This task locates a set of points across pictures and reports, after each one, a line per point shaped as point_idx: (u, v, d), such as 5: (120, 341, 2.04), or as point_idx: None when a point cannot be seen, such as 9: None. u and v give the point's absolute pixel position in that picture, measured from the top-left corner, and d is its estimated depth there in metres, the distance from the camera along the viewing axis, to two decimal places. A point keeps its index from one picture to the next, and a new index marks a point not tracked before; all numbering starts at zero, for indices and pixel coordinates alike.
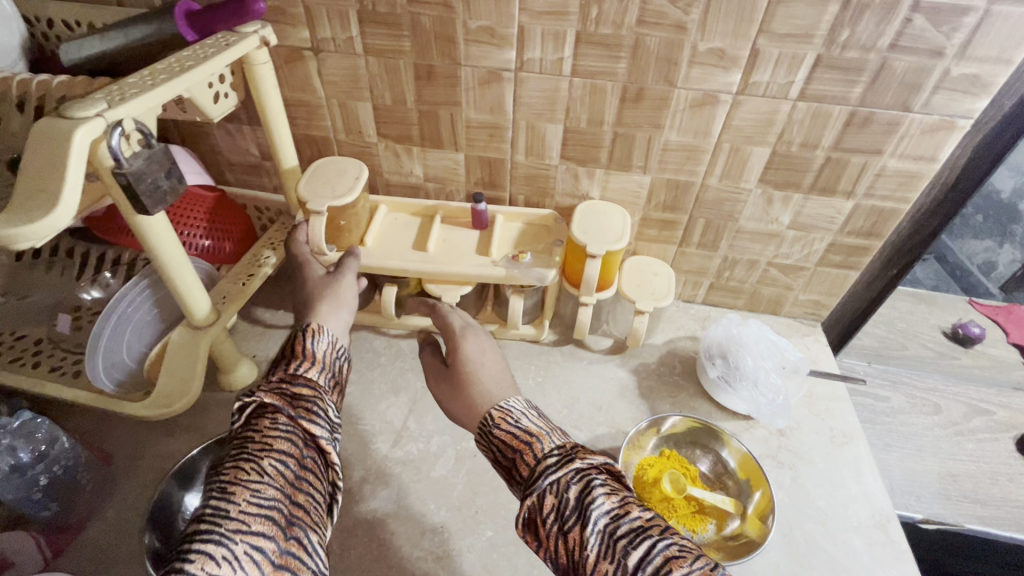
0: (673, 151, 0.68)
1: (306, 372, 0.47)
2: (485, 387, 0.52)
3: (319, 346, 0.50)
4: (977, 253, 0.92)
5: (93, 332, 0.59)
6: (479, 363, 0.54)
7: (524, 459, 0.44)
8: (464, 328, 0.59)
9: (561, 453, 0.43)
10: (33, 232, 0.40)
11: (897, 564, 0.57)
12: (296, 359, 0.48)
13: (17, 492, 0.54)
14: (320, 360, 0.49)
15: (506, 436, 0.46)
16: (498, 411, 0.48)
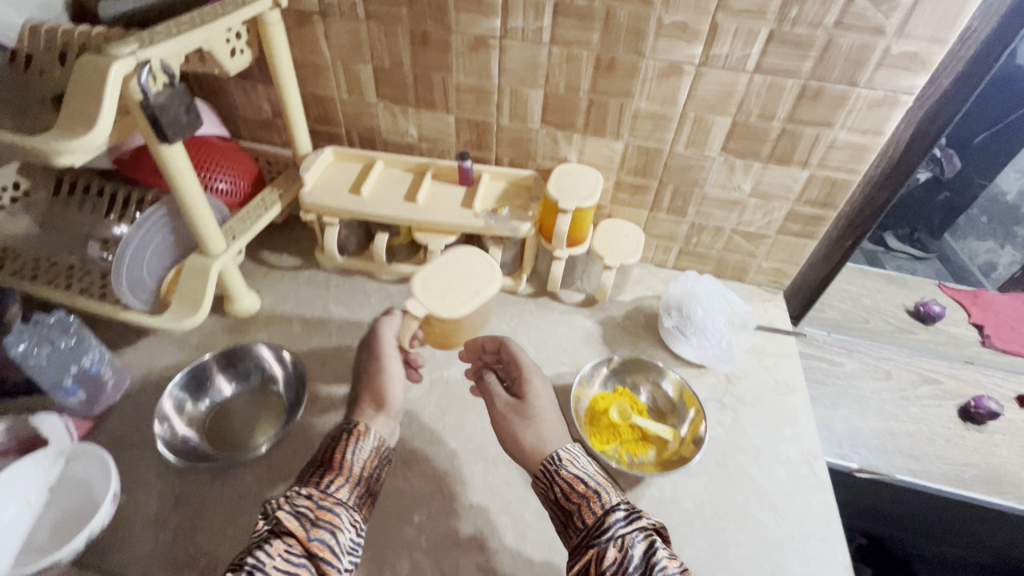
0: (643, 119, 0.74)
1: (338, 487, 0.51)
2: (546, 428, 0.56)
3: (357, 456, 0.54)
4: (980, 252, 1.12)
5: (120, 253, 0.67)
6: (543, 404, 0.58)
7: (589, 509, 0.48)
8: (533, 366, 0.62)
9: (627, 510, 0.48)
10: (77, 146, 0.49)
11: (816, 492, 0.64)
12: (331, 468, 0.52)
13: (52, 377, 0.61)
14: (354, 469, 0.53)
15: (573, 482, 0.51)
16: (566, 453, 0.54)
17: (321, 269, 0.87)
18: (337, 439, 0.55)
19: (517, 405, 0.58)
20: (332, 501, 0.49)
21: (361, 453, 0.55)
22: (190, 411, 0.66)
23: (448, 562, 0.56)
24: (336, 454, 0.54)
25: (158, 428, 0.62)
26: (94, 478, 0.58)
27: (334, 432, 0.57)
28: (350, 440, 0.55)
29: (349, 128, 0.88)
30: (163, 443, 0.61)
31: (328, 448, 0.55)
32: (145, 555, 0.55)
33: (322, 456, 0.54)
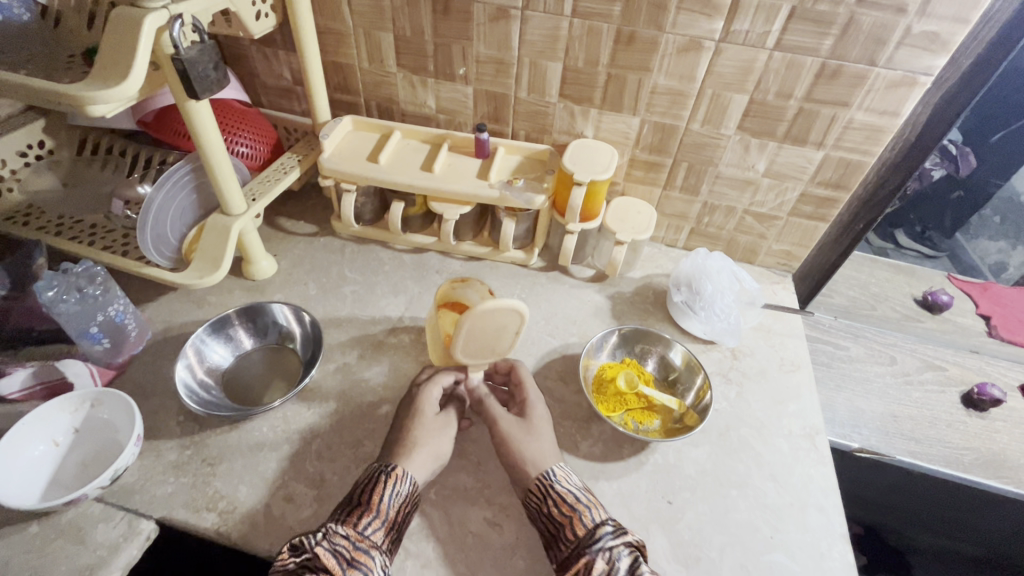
0: (661, 95, 0.75)
1: (372, 530, 0.51)
2: (544, 450, 0.59)
3: (392, 500, 0.53)
4: (991, 252, 1.10)
5: (144, 205, 0.68)
6: (543, 427, 0.61)
7: (579, 522, 0.52)
8: (535, 393, 0.64)
9: (614, 526, 0.52)
10: (110, 96, 0.51)
11: (816, 465, 0.65)
12: (365, 508, 0.52)
13: (78, 323, 0.64)
14: (387, 511, 0.53)
15: (564, 498, 0.54)
16: (559, 470, 0.57)
17: (337, 236, 0.89)
18: (373, 477, 0.55)
19: (519, 426, 0.61)
20: (369, 543, 0.50)
21: (397, 497, 0.54)
22: (208, 359, 0.68)
23: (456, 515, 0.57)
24: (371, 495, 0.53)
25: (180, 369, 0.64)
26: (119, 423, 0.60)
27: (371, 470, 0.56)
28: (387, 480, 0.54)
29: (367, 98, 0.89)
30: (183, 385, 0.63)
31: (363, 485, 0.54)
32: (165, 497, 0.57)
33: (356, 495, 0.54)
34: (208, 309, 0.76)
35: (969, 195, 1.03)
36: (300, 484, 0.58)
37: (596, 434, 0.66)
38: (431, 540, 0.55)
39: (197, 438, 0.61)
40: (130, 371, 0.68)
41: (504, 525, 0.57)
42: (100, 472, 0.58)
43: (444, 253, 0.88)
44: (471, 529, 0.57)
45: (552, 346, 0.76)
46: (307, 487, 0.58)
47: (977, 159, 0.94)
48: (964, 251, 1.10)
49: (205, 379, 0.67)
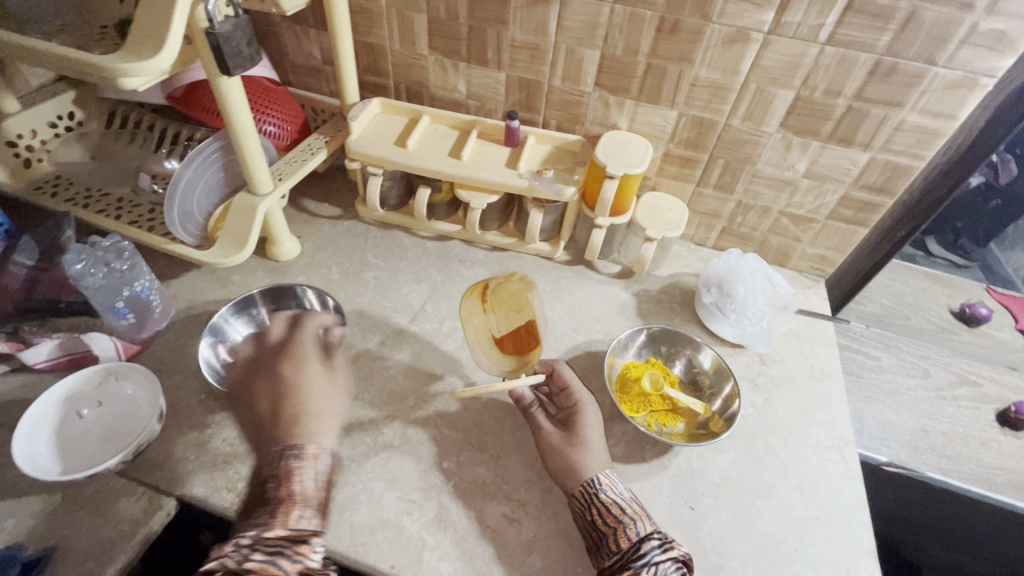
0: (702, 88, 0.72)
1: (322, 536, 0.51)
2: (596, 457, 0.57)
3: (324, 499, 0.53)
4: None
5: (172, 182, 0.68)
6: (593, 433, 0.59)
7: (624, 534, 0.51)
8: (585, 397, 0.62)
9: (660, 539, 0.51)
10: (145, 68, 0.50)
11: (845, 478, 0.63)
12: (289, 504, 0.51)
13: (105, 297, 0.64)
14: (316, 499, 0.52)
15: (610, 507, 0.53)
16: (606, 477, 0.55)
17: (360, 220, 0.88)
18: (279, 466, 0.53)
19: (568, 437, 0.59)
20: (309, 536, 0.50)
21: (318, 481, 0.54)
22: (231, 338, 0.69)
23: (474, 510, 0.57)
24: (289, 487, 0.52)
25: (204, 349, 0.65)
26: (142, 399, 0.60)
27: (270, 457, 0.54)
28: (299, 464, 0.53)
29: (397, 81, 0.87)
30: (206, 364, 0.64)
31: (273, 478, 0.52)
32: (185, 475, 0.57)
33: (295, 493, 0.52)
34: (231, 288, 0.76)
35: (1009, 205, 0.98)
36: None
37: (619, 434, 0.64)
38: (448, 532, 0.55)
39: (218, 418, 0.61)
40: (154, 347, 0.68)
41: (522, 522, 0.56)
42: (119, 446, 0.57)
43: (468, 243, 0.86)
44: (489, 524, 0.56)
45: (575, 342, 0.74)
46: None
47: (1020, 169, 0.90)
48: (998, 263, 1.06)
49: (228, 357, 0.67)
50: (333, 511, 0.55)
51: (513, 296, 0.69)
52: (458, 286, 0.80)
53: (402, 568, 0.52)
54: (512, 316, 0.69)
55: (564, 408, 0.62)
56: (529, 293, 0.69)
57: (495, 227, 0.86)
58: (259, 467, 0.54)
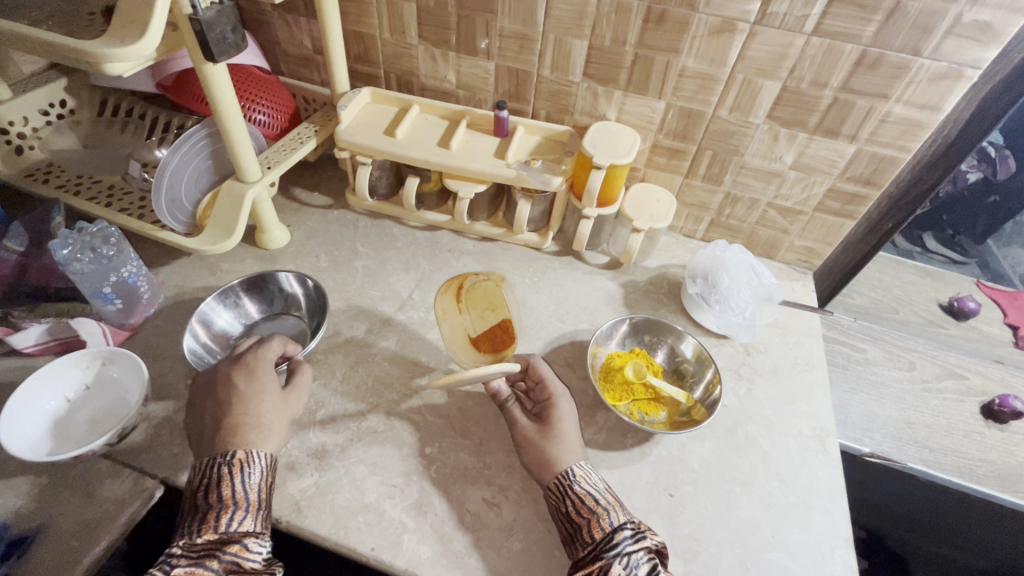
0: (689, 78, 0.72)
1: (241, 524, 0.49)
2: (571, 449, 0.57)
3: (244, 485, 0.51)
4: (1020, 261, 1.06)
5: (160, 169, 0.68)
6: (569, 425, 0.59)
7: (597, 525, 0.51)
8: (561, 390, 0.62)
9: (632, 528, 0.51)
10: (128, 54, 0.51)
11: (825, 467, 0.64)
12: (217, 508, 0.49)
13: (93, 283, 0.64)
14: (246, 497, 0.51)
15: (583, 498, 0.53)
16: (579, 468, 0.55)
17: (350, 210, 0.88)
18: (210, 472, 0.51)
19: (544, 430, 0.58)
20: (239, 536, 0.49)
21: (251, 480, 0.52)
22: (213, 323, 0.69)
23: (454, 495, 0.57)
24: (217, 492, 0.50)
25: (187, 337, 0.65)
26: (129, 383, 0.61)
27: (203, 466, 0.52)
28: (228, 468, 0.51)
29: (388, 70, 0.87)
30: (189, 351, 0.64)
31: (202, 484, 0.51)
32: (171, 458, 0.57)
33: (205, 489, 0.51)
34: (221, 275, 0.76)
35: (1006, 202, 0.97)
36: (303, 454, 0.59)
37: (601, 422, 0.65)
38: (428, 516, 0.55)
39: None
40: (143, 333, 0.68)
41: (503, 506, 0.57)
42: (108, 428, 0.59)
43: (457, 233, 0.87)
44: (470, 508, 0.56)
45: (560, 332, 0.75)
46: (309, 456, 0.59)
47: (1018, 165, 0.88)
48: (995, 260, 1.05)
49: (210, 344, 0.67)
50: (316, 494, 0.56)
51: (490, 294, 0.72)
52: (445, 276, 0.80)
53: (382, 550, 0.53)
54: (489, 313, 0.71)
55: (540, 402, 0.62)
56: (504, 289, 0.71)
57: (483, 217, 0.86)
58: (193, 477, 0.52)
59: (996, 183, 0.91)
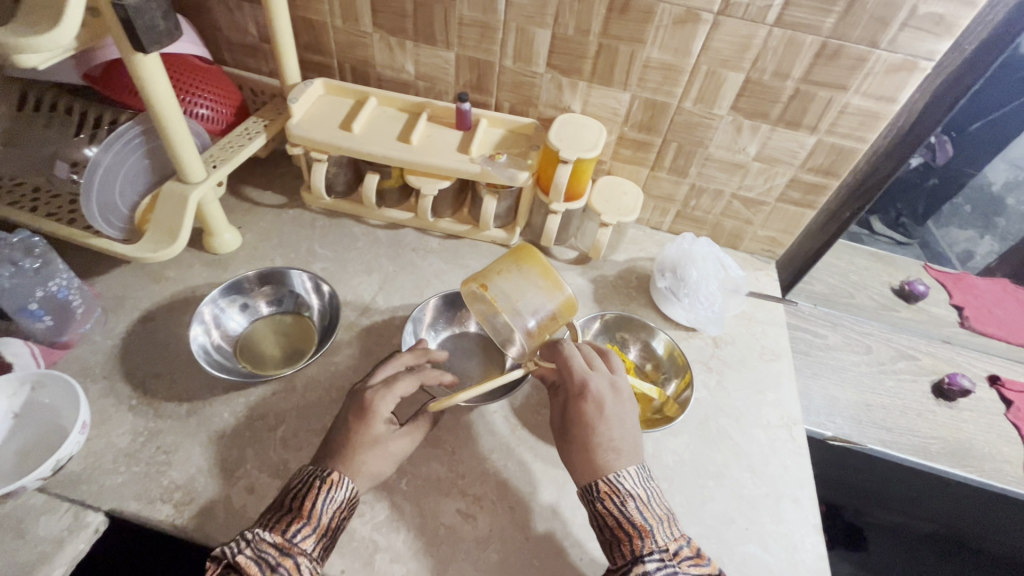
0: (654, 69, 0.71)
1: (300, 541, 0.45)
2: (609, 443, 0.53)
3: (326, 506, 0.48)
4: (959, 241, 1.11)
5: (90, 171, 0.62)
6: (607, 412, 0.54)
7: (625, 547, 0.48)
8: (583, 369, 0.56)
9: (664, 559, 0.47)
10: (41, 44, 0.45)
11: (792, 456, 0.65)
12: (295, 516, 0.47)
13: (17, 301, 0.59)
14: (322, 518, 0.47)
15: (610, 516, 0.50)
16: (607, 484, 0.51)
17: (306, 209, 0.84)
18: (307, 481, 0.49)
19: (576, 426, 0.54)
20: (296, 553, 0.45)
21: (331, 504, 0.48)
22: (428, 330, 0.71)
23: (428, 508, 0.55)
24: (302, 501, 0.48)
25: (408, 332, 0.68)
26: (62, 408, 0.56)
27: (304, 474, 0.50)
28: (319, 484, 0.49)
29: (341, 60, 0.82)
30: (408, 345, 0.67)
31: (296, 489, 0.49)
32: (116, 487, 0.53)
33: (291, 498, 0.48)
34: (165, 284, 0.71)
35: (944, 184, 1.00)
36: (264, 475, 0.55)
37: None
38: (402, 533, 0.53)
39: (151, 425, 0.57)
40: (78, 351, 0.63)
41: (478, 516, 0.55)
42: (41, 460, 0.53)
43: (421, 230, 0.84)
44: (444, 521, 0.55)
45: None
46: (270, 477, 0.55)
47: (955, 149, 0.90)
48: (934, 241, 1.10)
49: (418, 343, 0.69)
50: None
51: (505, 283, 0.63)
52: (411, 276, 0.77)
53: (353, 571, 0.51)
54: (512, 296, 0.62)
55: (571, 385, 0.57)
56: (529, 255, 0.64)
57: (448, 214, 0.83)
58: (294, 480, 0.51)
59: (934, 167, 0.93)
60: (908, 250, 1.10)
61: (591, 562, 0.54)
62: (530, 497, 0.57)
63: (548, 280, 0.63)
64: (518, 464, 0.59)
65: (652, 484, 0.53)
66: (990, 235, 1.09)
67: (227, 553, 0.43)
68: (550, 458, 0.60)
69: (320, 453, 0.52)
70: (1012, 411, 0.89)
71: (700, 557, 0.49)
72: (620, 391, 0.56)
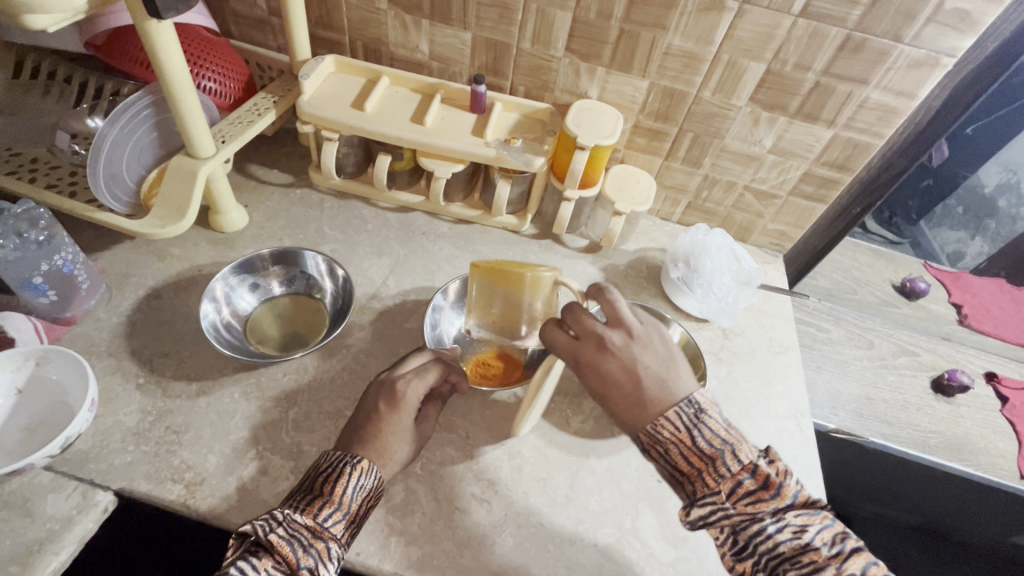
0: (674, 57, 0.70)
1: (332, 524, 0.45)
2: (627, 399, 0.52)
3: (355, 491, 0.48)
4: (949, 241, 1.10)
5: (96, 142, 0.60)
6: (610, 371, 0.53)
7: (686, 490, 0.49)
8: (564, 341, 0.55)
9: (717, 502, 0.47)
10: (52, 6, 0.44)
11: (801, 446, 0.66)
12: (326, 499, 0.46)
13: (19, 273, 0.57)
14: (351, 505, 0.47)
15: (662, 468, 0.51)
16: (647, 436, 0.51)
17: (314, 189, 0.82)
18: (336, 466, 0.49)
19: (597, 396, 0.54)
20: (327, 536, 0.45)
21: (360, 490, 0.48)
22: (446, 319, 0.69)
23: (442, 492, 0.55)
24: (334, 485, 0.47)
25: (428, 319, 0.66)
26: (69, 385, 0.54)
27: (333, 458, 0.49)
28: (349, 470, 0.48)
29: (353, 37, 0.80)
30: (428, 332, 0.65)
31: (324, 472, 0.48)
32: (124, 467, 0.52)
33: (318, 482, 0.48)
34: (170, 261, 0.69)
35: (938, 185, 0.99)
36: (277, 456, 0.54)
37: (588, 410, 0.63)
38: (417, 516, 0.53)
39: (160, 404, 0.56)
40: (83, 327, 0.61)
41: (492, 502, 0.55)
42: (46, 437, 0.52)
43: (431, 214, 0.82)
44: (459, 505, 0.54)
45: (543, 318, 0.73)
46: (283, 459, 0.54)
47: (950, 151, 0.90)
48: (926, 240, 1.10)
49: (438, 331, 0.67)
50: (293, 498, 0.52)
51: (480, 294, 0.63)
52: (421, 261, 0.76)
53: (369, 555, 0.50)
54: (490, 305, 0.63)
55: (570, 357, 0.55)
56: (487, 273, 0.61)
57: (459, 199, 0.82)
58: (318, 464, 0.50)
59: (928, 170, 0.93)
60: (901, 248, 1.10)
61: (605, 548, 0.54)
62: (545, 484, 0.57)
63: (516, 280, 0.60)
64: (532, 451, 0.59)
65: (700, 420, 0.50)
66: (981, 237, 1.08)
67: (257, 530, 0.43)
68: (563, 444, 0.60)
69: (336, 448, 0.51)
70: (1007, 407, 0.92)
71: (766, 489, 0.46)
72: (611, 342, 0.54)
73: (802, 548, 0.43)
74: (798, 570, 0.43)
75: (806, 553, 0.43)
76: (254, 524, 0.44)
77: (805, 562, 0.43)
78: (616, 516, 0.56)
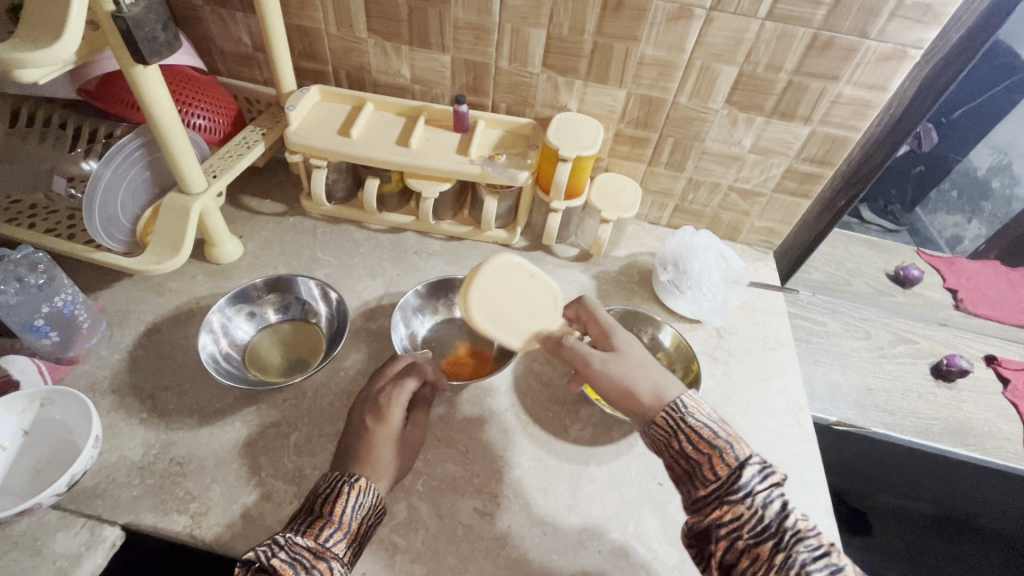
0: (648, 66, 0.72)
1: (333, 543, 0.46)
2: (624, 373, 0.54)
3: (355, 510, 0.48)
4: (948, 227, 1.10)
5: (92, 186, 0.61)
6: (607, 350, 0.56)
7: (720, 461, 0.47)
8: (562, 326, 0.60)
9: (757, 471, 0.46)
10: (41, 59, 0.46)
11: (801, 441, 0.66)
12: (326, 520, 0.47)
13: (21, 316, 0.58)
14: (351, 523, 0.48)
15: (693, 436, 0.49)
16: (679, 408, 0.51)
17: (306, 216, 0.84)
18: (334, 486, 0.49)
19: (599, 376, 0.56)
20: (330, 555, 0.45)
21: (359, 509, 0.49)
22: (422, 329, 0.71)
23: (445, 507, 0.56)
24: (333, 505, 0.48)
25: (400, 328, 0.69)
26: (74, 424, 0.56)
27: (331, 478, 0.50)
28: (347, 490, 0.49)
29: (336, 66, 0.82)
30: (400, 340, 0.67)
31: (323, 493, 0.49)
32: (130, 501, 0.53)
33: (316, 503, 0.49)
34: (168, 296, 0.71)
35: (930, 168, 0.99)
36: (279, 482, 0.55)
37: (585, 418, 0.64)
38: (420, 533, 0.54)
39: (165, 436, 0.57)
40: (85, 366, 0.63)
41: (495, 514, 0.56)
42: (53, 477, 0.53)
43: (422, 234, 0.84)
44: (462, 520, 0.55)
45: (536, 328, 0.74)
46: (286, 484, 0.55)
47: (938, 138, 0.90)
48: (923, 225, 1.10)
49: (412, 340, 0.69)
50: None
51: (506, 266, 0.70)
52: (415, 279, 0.77)
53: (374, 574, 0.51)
54: None
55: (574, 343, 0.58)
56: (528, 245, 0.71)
57: (448, 217, 0.84)
58: (315, 486, 0.51)
59: (919, 156, 0.92)
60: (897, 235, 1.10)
61: (609, 553, 0.54)
62: (547, 494, 0.58)
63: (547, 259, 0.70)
64: (532, 461, 0.60)
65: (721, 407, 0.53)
66: (977, 220, 1.08)
67: (260, 556, 0.44)
68: (563, 453, 0.61)
69: (334, 467, 0.52)
70: (1009, 389, 0.92)
71: None
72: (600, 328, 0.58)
73: (815, 529, 0.44)
74: (812, 551, 0.42)
75: (815, 535, 0.43)
76: (256, 550, 0.44)
77: (818, 543, 0.43)
78: (619, 521, 0.56)
